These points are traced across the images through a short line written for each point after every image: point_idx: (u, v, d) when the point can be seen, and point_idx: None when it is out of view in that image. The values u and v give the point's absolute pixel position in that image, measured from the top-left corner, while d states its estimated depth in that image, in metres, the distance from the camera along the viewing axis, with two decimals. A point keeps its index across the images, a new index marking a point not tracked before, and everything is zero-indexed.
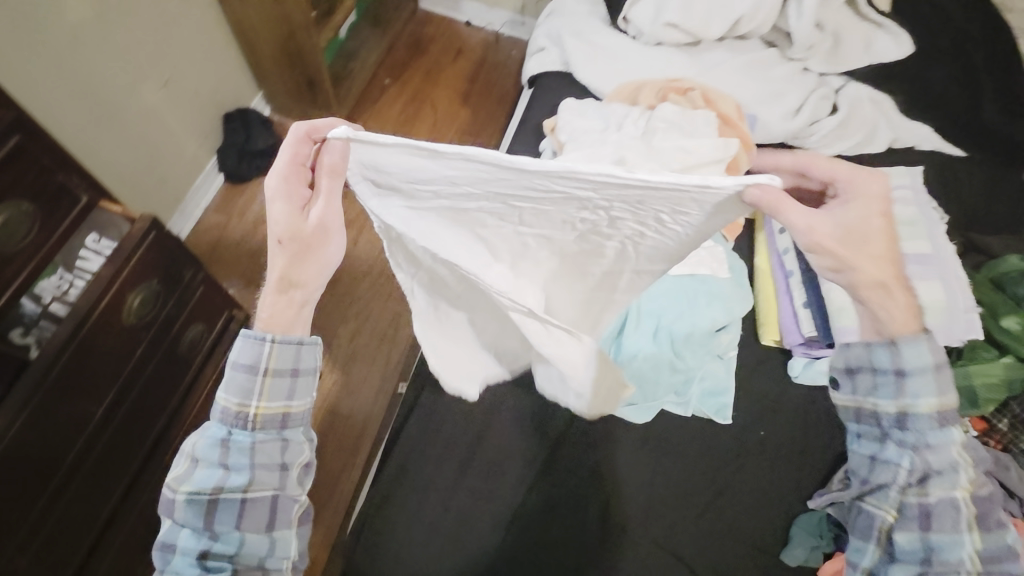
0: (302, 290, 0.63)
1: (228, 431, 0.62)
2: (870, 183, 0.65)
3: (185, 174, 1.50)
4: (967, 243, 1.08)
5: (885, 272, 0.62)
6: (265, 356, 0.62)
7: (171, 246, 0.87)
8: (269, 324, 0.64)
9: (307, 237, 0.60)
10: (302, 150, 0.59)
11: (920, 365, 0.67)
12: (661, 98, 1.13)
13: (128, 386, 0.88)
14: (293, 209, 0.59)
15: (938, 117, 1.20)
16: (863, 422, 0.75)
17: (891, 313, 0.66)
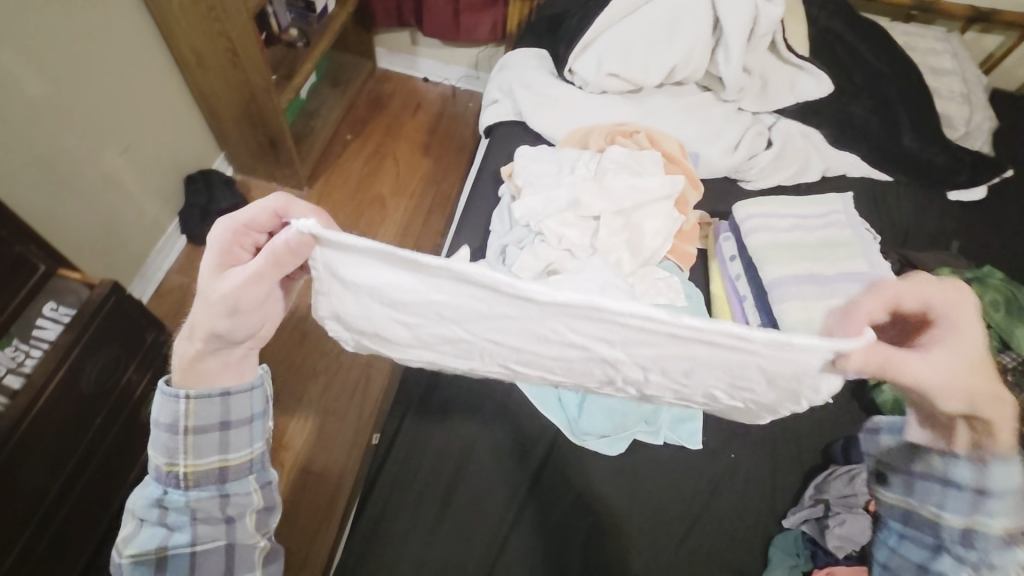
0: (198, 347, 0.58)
1: (164, 490, 0.58)
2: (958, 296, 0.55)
3: (146, 237, 1.49)
4: (903, 260, 1.16)
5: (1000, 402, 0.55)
6: (182, 414, 0.57)
7: (131, 308, 0.86)
8: (187, 377, 0.59)
9: (219, 302, 0.55)
10: (262, 220, 0.58)
11: (1006, 488, 0.57)
12: (609, 141, 1.20)
13: (88, 457, 0.84)
14: (223, 265, 0.57)
15: (863, 147, 1.31)
16: (913, 528, 0.65)
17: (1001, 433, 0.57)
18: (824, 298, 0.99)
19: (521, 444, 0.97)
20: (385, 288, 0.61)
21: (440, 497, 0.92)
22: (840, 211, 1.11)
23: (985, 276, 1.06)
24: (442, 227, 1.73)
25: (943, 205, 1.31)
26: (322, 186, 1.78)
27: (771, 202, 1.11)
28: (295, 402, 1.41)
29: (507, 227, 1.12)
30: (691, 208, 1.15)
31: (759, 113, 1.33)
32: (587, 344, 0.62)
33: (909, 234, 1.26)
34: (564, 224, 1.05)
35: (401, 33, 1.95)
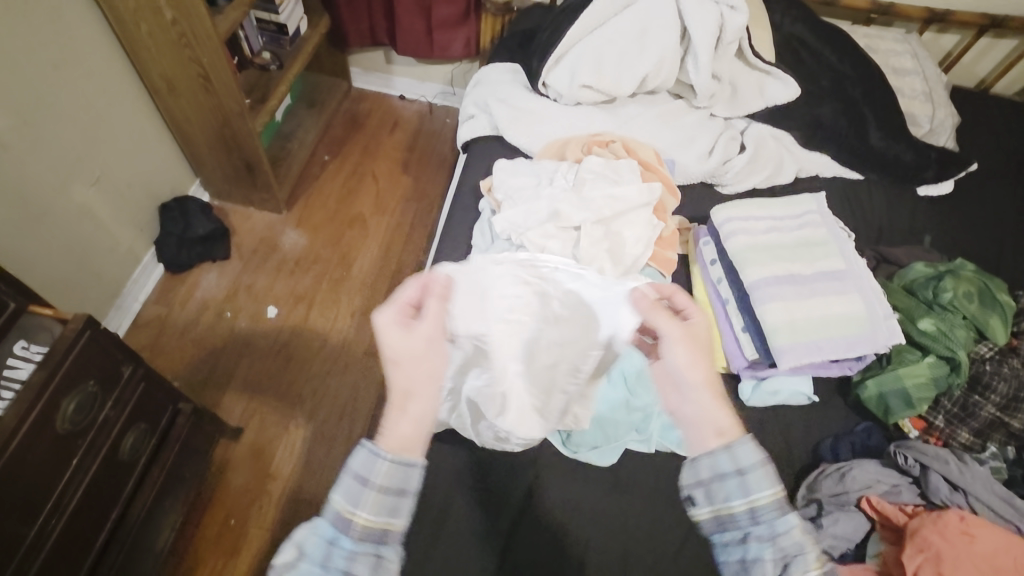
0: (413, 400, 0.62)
1: (332, 534, 0.58)
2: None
3: (121, 269, 1.46)
4: (878, 256, 1.18)
5: (706, 368, 0.69)
6: (379, 472, 0.59)
7: (106, 342, 0.84)
8: (393, 440, 0.60)
9: (416, 350, 0.63)
10: (413, 293, 0.69)
11: (753, 459, 0.64)
12: (586, 152, 1.21)
13: (65, 497, 0.82)
14: (401, 327, 0.65)
15: (833, 148, 1.34)
16: (724, 529, 0.67)
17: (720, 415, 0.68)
18: (804, 298, 1.01)
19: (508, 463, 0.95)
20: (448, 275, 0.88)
21: (433, 519, 0.90)
22: (815, 211, 1.13)
23: (957, 268, 1.08)
24: (425, 244, 1.72)
25: (913, 201, 1.35)
26: (302, 207, 1.77)
27: (747, 205, 1.12)
28: (283, 427, 1.38)
29: (489, 242, 1.12)
30: (670, 214, 1.16)
31: (731, 119, 1.36)
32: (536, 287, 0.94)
33: (884, 230, 1.29)
34: (546, 235, 1.05)
35: (375, 52, 1.96)
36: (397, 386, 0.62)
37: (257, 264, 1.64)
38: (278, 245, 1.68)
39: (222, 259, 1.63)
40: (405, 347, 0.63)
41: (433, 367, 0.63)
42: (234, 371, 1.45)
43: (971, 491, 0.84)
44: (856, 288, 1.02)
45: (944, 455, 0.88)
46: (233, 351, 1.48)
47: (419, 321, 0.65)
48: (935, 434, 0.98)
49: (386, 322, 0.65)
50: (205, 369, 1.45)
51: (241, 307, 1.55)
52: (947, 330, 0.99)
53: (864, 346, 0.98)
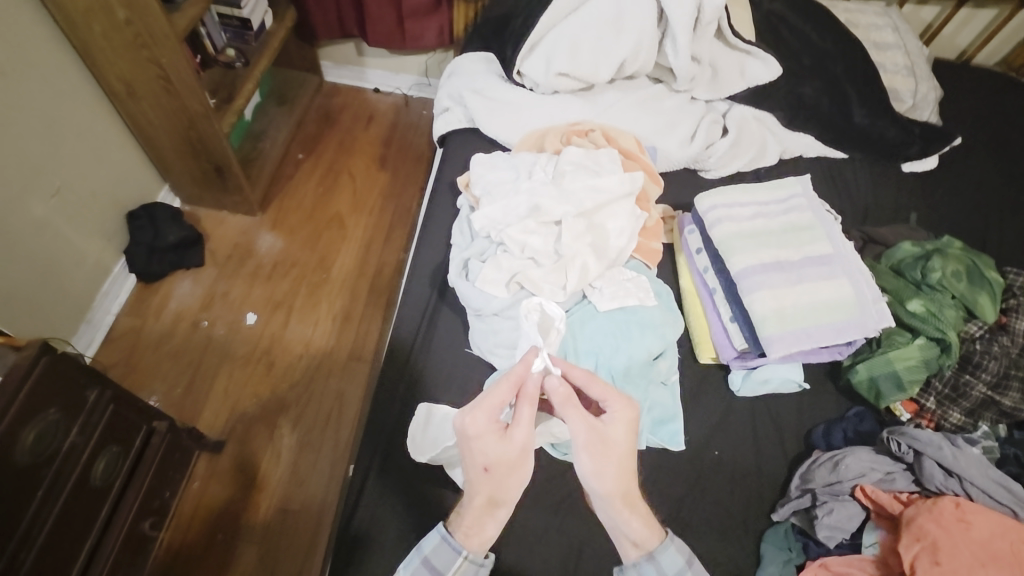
0: (501, 507, 0.71)
1: None
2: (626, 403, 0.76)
3: (90, 281, 1.41)
4: (865, 237, 1.16)
5: (616, 482, 0.71)
6: (454, 567, 0.70)
7: (66, 367, 0.80)
8: (468, 537, 0.71)
9: (507, 460, 0.70)
10: (506, 394, 0.74)
11: (678, 568, 0.72)
12: (565, 142, 1.17)
13: (32, 531, 0.78)
14: (497, 437, 0.71)
15: (817, 126, 1.32)
16: None
17: (633, 525, 0.73)
18: (792, 285, 0.99)
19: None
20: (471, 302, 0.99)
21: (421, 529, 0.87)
22: (800, 194, 1.10)
23: (944, 247, 1.07)
24: (406, 242, 1.68)
25: (898, 177, 1.33)
26: (276, 209, 1.71)
27: (731, 191, 1.10)
28: (267, 437, 1.35)
29: (468, 239, 1.08)
30: (654, 202, 1.13)
31: (712, 101, 1.32)
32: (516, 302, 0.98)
33: (869, 209, 1.27)
34: (526, 231, 1.01)
35: (346, 45, 1.90)
36: (485, 490, 0.71)
37: (233, 270, 1.59)
38: (253, 249, 1.63)
39: (195, 266, 1.58)
40: (499, 457, 0.70)
41: (518, 476, 0.71)
42: (213, 383, 1.41)
43: (965, 477, 0.83)
44: (844, 272, 1.00)
45: (937, 440, 0.86)
46: (212, 362, 1.44)
47: (514, 430, 0.71)
48: (926, 416, 0.97)
49: (485, 433, 0.71)
50: (185, 382, 1.41)
51: (218, 315, 1.51)
52: (936, 311, 0.98)
53: (854, 331, 0.96)
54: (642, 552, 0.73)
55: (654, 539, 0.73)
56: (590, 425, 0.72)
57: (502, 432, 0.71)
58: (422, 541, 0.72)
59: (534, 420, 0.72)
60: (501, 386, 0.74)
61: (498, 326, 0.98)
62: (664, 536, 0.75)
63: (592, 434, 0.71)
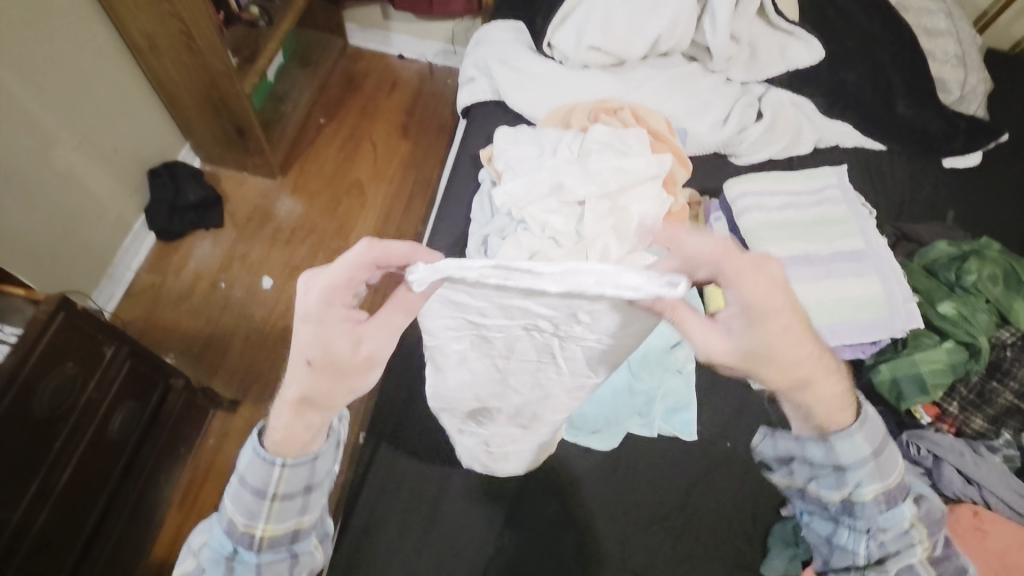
0: (320, 413, 0.56)
1: (234, 547, 0.62)
2: (768, 288, 0.51)
3: (111, 237, 1.42)
4: (899, 233, 1.11)
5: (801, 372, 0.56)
6: (274, 480, 0.59)
7: (85, 322, 0.81)
8: (283, 444, 0.58)
9: (344, 365, 0.52)
10: (360, 274, 0.51)
11: (862, 461, 0.65)
12: (593, 120, 1.13)
13: (50, 478, 0.81)
14: (339, 341, 0.51)
15: (857, 115, 1.26)
16: (811, 502, 0.73)
17: (818, 409, 0.62)
18: (819, 280, 0.96)
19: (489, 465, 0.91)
20: None
21: (426, 501, 0.88)
22: (835, 186, 1.06)
23: (982, 247, 1.02)
24: (425, 213, 1.66)
25: (937, 173, 1.27)
26: (296, 174, 1.70)
27: (763, 178, 1.06)
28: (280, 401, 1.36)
29: (488, 216, 1.07)
30: (681, 186, 1.09)
31: (748, 83, 1.27)
32: None
33: (905, 205, 1.22)
34: (547, 210, 1.00)
35: (372, 8, 1.85)
36: (299, 386, 0.53)
37: (252, 232, 1.58)
38: (273, 213, 1.62)
39: (215, 227, 1.58)
40: (333, 355, 0.51)
41: (354, 383, 0.54)
42: (228, 346, 1.42)
43: (986, 485, 0.81)
44: (874, 268, 0.97)
45: (959, 447, 0.85)
46: (229, 322, 1.45)
47: (367, 331, 0.52)
48: (947, 420, 0.94)
49: (322, 323, 0.50)
50: (200, 340, 1.43)
51: (236, 277, 1.51)
52: (968, 315, 0.94)
53: (880, 331, 0.93)
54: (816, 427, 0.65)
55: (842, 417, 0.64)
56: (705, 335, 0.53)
57: (351, 330, 0.51)
58: (241, 460, 0.60)
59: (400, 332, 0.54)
60: (352, 255, 0.50)
61: None
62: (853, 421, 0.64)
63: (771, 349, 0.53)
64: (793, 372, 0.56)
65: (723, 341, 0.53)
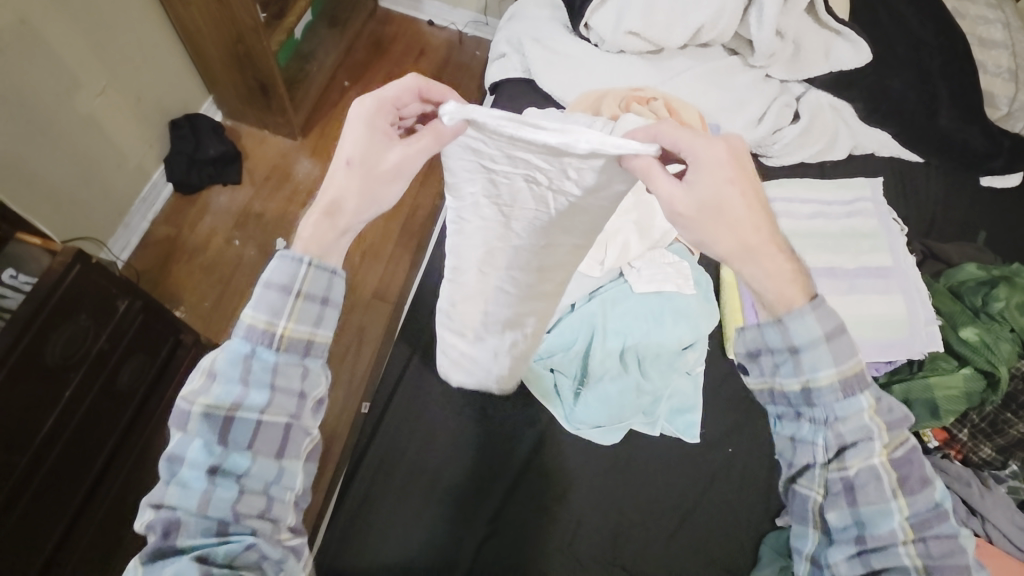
0: (346, 218, 0.57)
1: (252, 348, 0.54)
2: (714, 144, 0.53)
3: (129, 186, 1.41)
4: (926, 251, 1.08)
5: (751, 234, 0.54)
6: (300, 276, 0.55)
7: (99, 275, 0.81)
8: (308, 245, 0.57)
9: (376, 172, 0.57)
10: (405, 99, 0.60)
11: (810, 339, 0.55)
12: (625, 108, 1.09)
13: (61, 425, 0.82)
14: (378, 145, 0.57)
15: (897, 124, 1.21)
16: (775, 401, 0.62)
17: (764, 283, 0.56)
18: (840, 294, 0.94)
19: (485, 428, 0.93)
20: None
21: (425, 480, 0.89)
22: (868, 198, 1.03)
23: (1013, 274, 0.99)
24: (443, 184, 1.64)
25: (973, 193, 1.23)
26: (317, 136, 1.68)
27: (795, 185, 1.03)
28: None
29: None
30: None
31: (788, 82, 1.23)
32: None
33: (936, 221, 1.19)
34: None
35: None
36: (333, 186, 0.56)
37: (269, 191, 1.58)
38: (292, 173, 1.61)
39: (233, 182, 1.57)
40: (369, 156, 0.57)
41: (378, 197, 0.58)
42: (240, 303, 1.43)
43: (989, 518, 0.81)
44: (900, 288, 0.94)
45: (966, 477, 0.84)
46: (242, 279, 1.46)
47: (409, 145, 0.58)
48: (955, 446, 0.93)
49: (367, 128, 0.57)
50: (211, 295, 1.43)
51: (250, 236, 1.51)
52: (991, 342, 0.92)
53: (898, 352, 0.91)
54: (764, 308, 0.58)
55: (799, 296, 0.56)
56: (669, 188, 0.54)
57: (388, 143, 0.58)
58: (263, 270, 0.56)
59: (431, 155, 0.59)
60: (404, 83, 0.59)
61: None
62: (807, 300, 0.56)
63: (716, 200, 0.53)
64: (739, 239, 0.54)
65: (683, 194, 0.54)
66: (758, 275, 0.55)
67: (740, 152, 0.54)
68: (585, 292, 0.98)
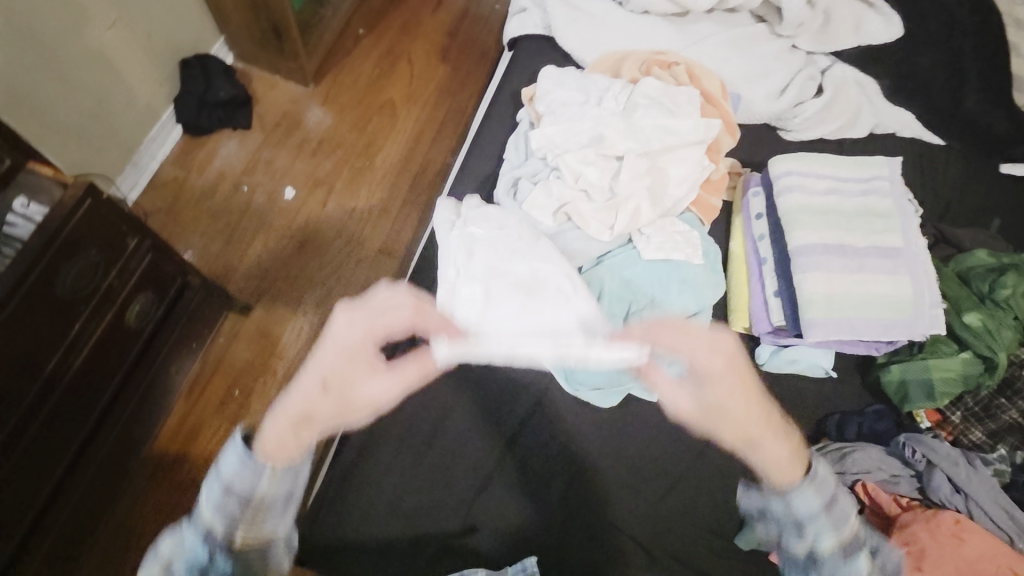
0: (317, 429, 0.56)
1: (208, 555, 0.55)
2: (714, 353, 0.59)
3: (138, 124, 1.40)
4: (938, 235, 1.08)
5: (755, 419, 0.58)
6: (258, 484, 0.55)
7: (110, 211, 0.81)
8: (271, 452, 0.56)
9: (353, 392, 0.56)
10: (396, 327, 0.59)
11: (810, 512, 0.60)
12: (645, 72, 1.07)
13: (71, 356, 0.84)
14: (364, 374, 0.56)
15: (922, 104, 1.19)
16: (783, 555, 0.65)
17: (771, 462, 0.60)
18: (848, 272, 0.93)
19: (534, 470, 0.90)
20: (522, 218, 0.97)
21: (424, 430, 0.91)
22: (885, 177, 1.02)
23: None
24: (454, 142, 1.61)
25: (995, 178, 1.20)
26: (329, 85, 1.65)
27: (813, 159, 1.02)
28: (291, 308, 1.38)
29: (522, 158, 1.04)
30: (724, 155, 1.05)
31: (814, 54, 1.20)
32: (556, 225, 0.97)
33: (952, 205, 1.16)
34: (584, 160, 0.96)
35: None
36: (303, 403, 0.55)
37: (279, 139, 1.56)
38: (302, 122, 1.59)
39: (243, 127, 1.55)
40: (346, 378, 0.56)
41: (354, 414, 0.56)
42: (247, 249, 1.43)
43: (972, 496, 0.83)
44: (908, 269, 0.94)
45: (954, 457, 0.86)
46: (249, 226, 1.46)
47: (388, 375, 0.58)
48: (946, 428, 0.95)
49: (351, 340, 0.56)
50: (219, 240, 1.43)
51: (258, 183, 1.50)
52: (993, 329, 0.92)
53: (901, 332, 0.91)
54: (770, 485, 0.61)
55: (790, 475, 0.60)
56: (674, 392, 0.64)
57: (371, 366, 0.57)
58: (221, 461, 0.56)
59: (411, 377, 0.61)
60: (390, 293, 0.59)
61: None
62: (804, 476, 0.61)
63: (715, 407, 0.59)
64: (741, 428, 0.58)
65: (687, 399, 0.62)
66: (766, 461, 0.59)
67: (749, 362, 0.59)
68: (593, 256, 0.97)
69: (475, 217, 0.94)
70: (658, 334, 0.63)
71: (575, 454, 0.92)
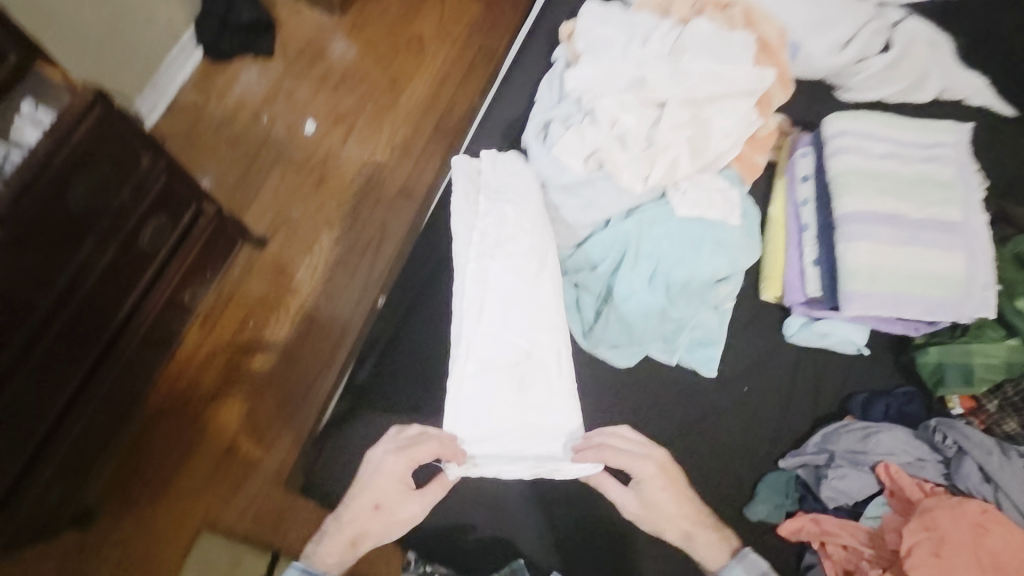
0: (365, 543, 0.79)
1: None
2: (645, 462, 0.79)
3: (158, 43, 1.35)
4: (998, 213, 1.00)
5: (685, 519, 0.79)
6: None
7: (123, 125, 0.78)
8: (325, 565, 0.78)
9: (397, 517, 0.79)
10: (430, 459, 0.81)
11: None
12: (697, 12, 0.99)
13: (82, 274, 0.83)
14: (404, 489, 0.79)
15: (1001, 67, 1.08)
16: None
17: (706, 553, 0.79)
18: (897, 244, 0.87)
19: (557, 527, 0.85)
20: (551, 164, 0.92)
21: (434, 376, 0.90)
22: (949, 144, 0.93)
23: None
24: (483, 83, 1.53)
25: None
26: (356, 15, 1.57)
27: (874, 119, 0.94)
28: (307, 246, 1.35)
29: (555, 100, 0.97)
30: (774, 110, 0.96)
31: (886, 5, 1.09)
32: (586, 173, 0.91)
33: (1013, 183, 1.04)
34: (623, 105, 0.89)
35: None
36: (357, 524, 0.78)
37: (301, 68, 1.50)
38: (326, 52, 1.52)
39: (265, 54, 1.49)
40: (390, 504, 0.79)
41: (394, 530, 0.79)
42: (264, 183, 1.40)
43: (1003, 486, 0.79)
44: (964, 247, 0.87)
45: (988, 445, 0.82)
46: (267, 159, 1.41)
47: (417, 497, 0.80)
48: (980, 417, 0.89)
49: (397, 470, 0.78)
50: (236, 171, 1.40)
51: (279, 115, 1.45)
52: None
53: (945, 313, 0.85)
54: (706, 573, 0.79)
55: (721, 560, 0.79)
56: (620, 494, 0.81)
57: (406, 494, 0.80)
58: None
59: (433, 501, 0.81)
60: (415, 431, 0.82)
61: (566, 200, 0.93)
62: (734, 554, 0.79)
63: (650, 507, 0.79)
64: (676, 526, 0.79)
65: (633, 501, 0.81)
66: (701, 554, 0.78)
67: (671, 463, 0.81)
68: (623, 209, 0.91)
69: (500, 249, 0.91)
70: (608, 444, 0.81)
71: (603, 521, 0.85)
